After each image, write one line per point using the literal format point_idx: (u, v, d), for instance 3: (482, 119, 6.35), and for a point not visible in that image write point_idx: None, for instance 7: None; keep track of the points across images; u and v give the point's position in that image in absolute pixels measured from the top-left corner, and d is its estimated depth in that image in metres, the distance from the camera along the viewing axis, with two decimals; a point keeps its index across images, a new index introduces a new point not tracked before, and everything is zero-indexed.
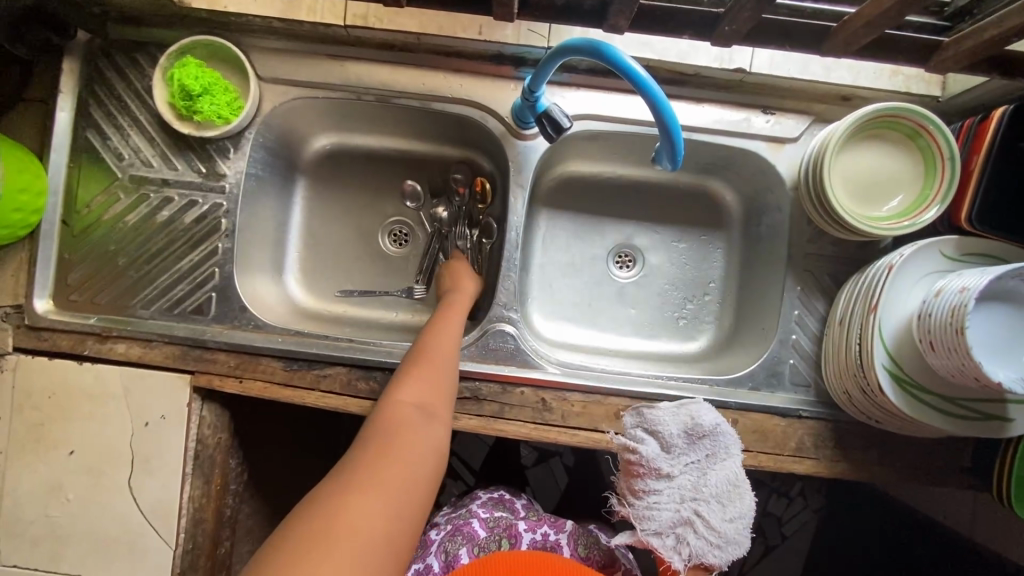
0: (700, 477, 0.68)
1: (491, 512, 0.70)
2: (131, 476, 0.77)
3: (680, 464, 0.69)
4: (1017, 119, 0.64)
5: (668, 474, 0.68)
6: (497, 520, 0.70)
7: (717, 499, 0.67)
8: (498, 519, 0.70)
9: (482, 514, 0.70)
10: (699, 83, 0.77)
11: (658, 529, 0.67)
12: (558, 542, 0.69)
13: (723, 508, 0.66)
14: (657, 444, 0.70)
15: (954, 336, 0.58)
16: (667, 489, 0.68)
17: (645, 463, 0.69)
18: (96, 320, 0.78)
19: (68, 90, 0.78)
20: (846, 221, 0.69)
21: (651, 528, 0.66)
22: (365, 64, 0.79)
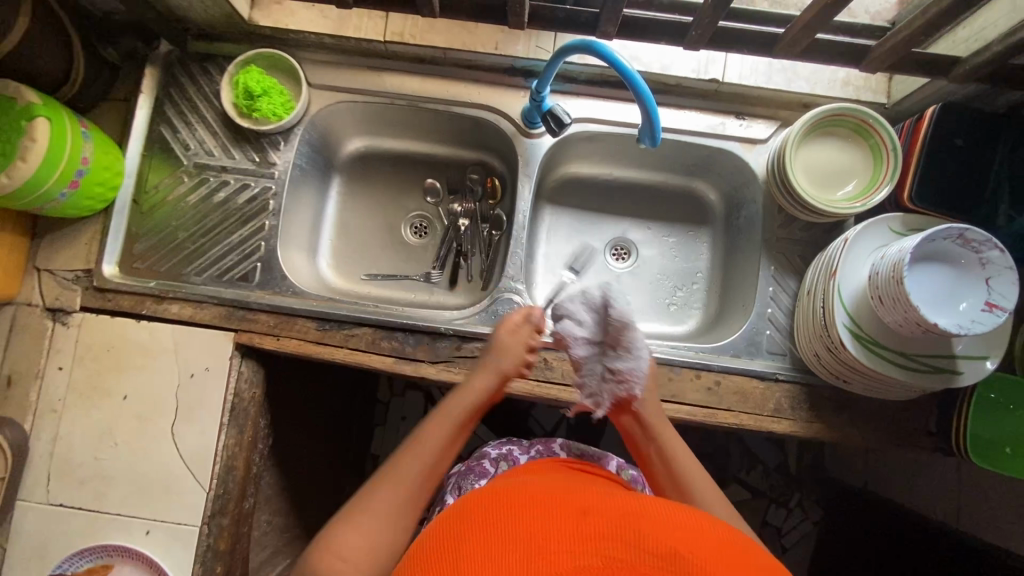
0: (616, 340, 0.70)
1: (497, 450, 0.80)
2: (174, 422, 0.86)
3: (597, 333, 0.71)
4: (947, 116, 0.77)
5: (587, 344, 0.71)
6: (502, 455, 0.80)
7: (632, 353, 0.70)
8: (503, 452, 0.80)
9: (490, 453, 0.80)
10: (681, 92, 0.91)
11: (590, 390, 0.73)
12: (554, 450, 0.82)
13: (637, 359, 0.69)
14: (570, 322, 0.72)
15: (896, 288, 0.68)
16: (590, 357, 0.72)
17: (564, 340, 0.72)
18: (154, 284, 0.89)
19: (147, 91, 0.93)
20: (807, 201, 0.81)
21: (585, 391, 0.73)
22: (399, 75, 0.94)
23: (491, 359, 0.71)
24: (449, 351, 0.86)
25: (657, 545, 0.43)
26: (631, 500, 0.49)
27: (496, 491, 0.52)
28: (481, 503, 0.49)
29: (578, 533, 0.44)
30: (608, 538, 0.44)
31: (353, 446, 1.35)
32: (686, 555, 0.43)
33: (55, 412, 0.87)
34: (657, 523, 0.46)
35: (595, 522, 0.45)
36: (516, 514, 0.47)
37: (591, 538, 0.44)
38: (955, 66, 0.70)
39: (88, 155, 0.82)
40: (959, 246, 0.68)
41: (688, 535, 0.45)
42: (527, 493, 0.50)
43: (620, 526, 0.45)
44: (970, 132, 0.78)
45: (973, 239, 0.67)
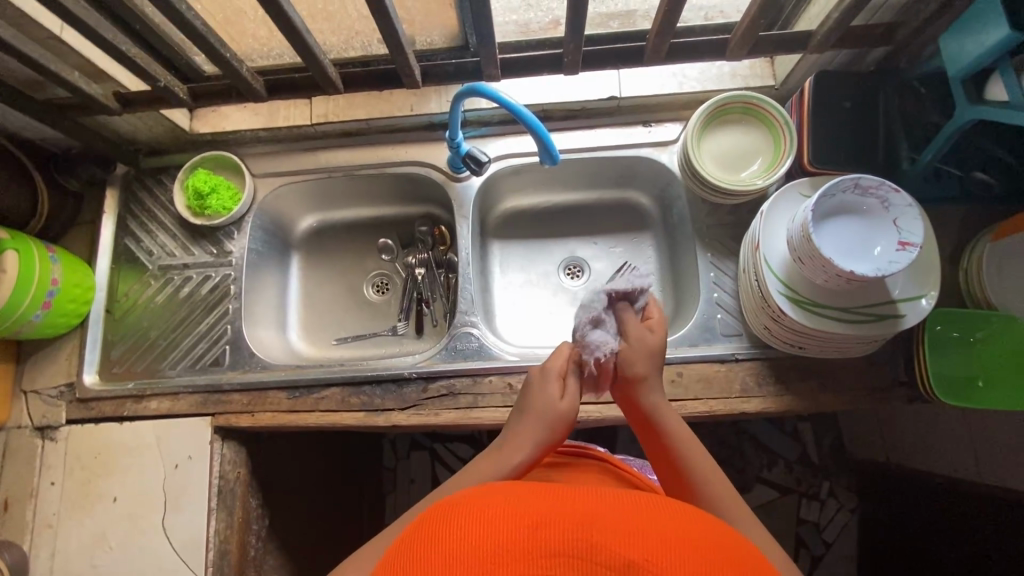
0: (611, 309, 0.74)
1: None
2: (164, 514, 0.87)
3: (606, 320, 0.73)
4: (825, 84, 0.83)
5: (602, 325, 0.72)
6: None
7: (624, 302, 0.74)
8: None
9: None
10: (587, 114, 0.98)
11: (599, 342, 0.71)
12: None
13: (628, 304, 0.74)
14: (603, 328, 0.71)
15: (809, 246, 0.71)
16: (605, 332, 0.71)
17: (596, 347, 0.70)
18: (133, 384, 0.94)
19: (111, 210, 1.02)
20: (717, 184, 0.85)
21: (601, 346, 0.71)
22: (332, 150, 1.03)
23: (536, 420, 0.68)
24: (418, 394, 0.88)
25: (613, 557, 0.37)
26: (591, 500, 0.43)
27: (443, 508, 0.46)
28: (426, 528, 0.43)
29: (529, 553, 0.38)
30: (561, 554, 0.38)
31: (367, 518, 1.32)
32: (646, 564, 0.37)
33: (51, 527, 0.89)
34: (616, 527, 0.40)
35: (549, 537, 0.39)
36: (466, 534, 0.40)
37: (542, 557, 0.38)
38: (810, 39, 0.77)
39: (57, 276, 0.88)
40: (861, 197, 0.72)
41: (650, 535, 0.39)
42: (479, 504, 0.44)
43: (574, 537, 0.38)
44: (852, 92, 0.83)
45: (876, 188, 0.70)
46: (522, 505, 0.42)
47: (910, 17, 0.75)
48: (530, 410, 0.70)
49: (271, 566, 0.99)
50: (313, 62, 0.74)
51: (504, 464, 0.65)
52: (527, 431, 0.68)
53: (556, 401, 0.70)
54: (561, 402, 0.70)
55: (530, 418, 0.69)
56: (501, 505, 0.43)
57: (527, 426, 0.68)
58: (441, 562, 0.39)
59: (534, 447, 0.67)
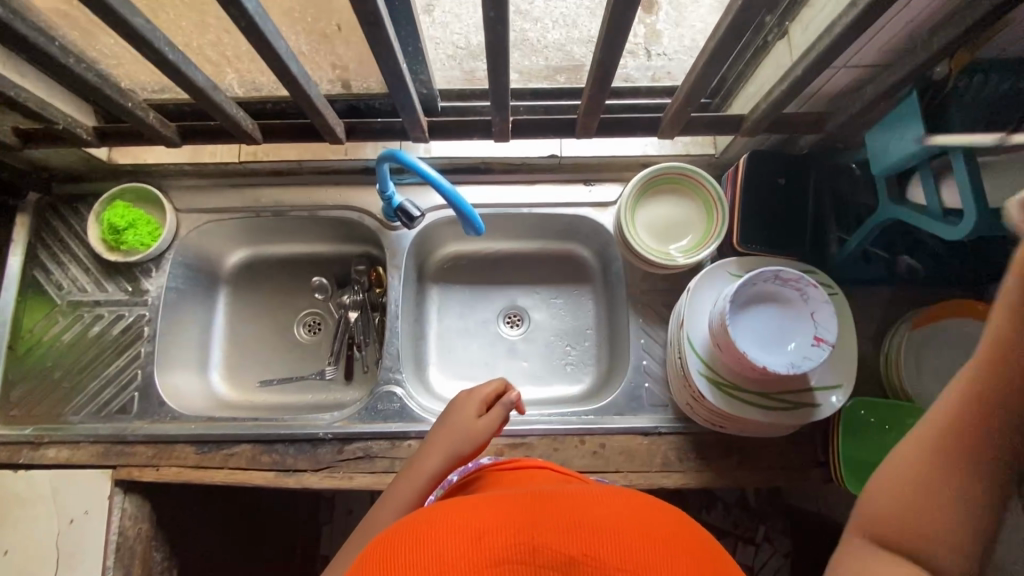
0: None
1: None
2: (56, 572, 0.83)
3: None
4: (758, 161, 0.83)
5: None
6: None
7: None
8: None
9: None
10: (528, 169, 0.96)
11: None
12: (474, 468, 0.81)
13: None
14: None
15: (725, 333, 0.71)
16: None
17: None
18: (31, 430, 0.89)
19: (20, 238, 0.96)
20: (647, 257, 0.84)
21: None
22: (262, 187, 0.98)
23: (442, 434, 0.76)
24: (332, 455, 0.85)
25: (556, 555, 0.39)
26: (530, 502, 0.45)
27: (385, 537, 0.45)
28: (365, 565, 0.42)
29: (476, 566, 0.39)
30: (505, 561, 0.39)
31: None
32: (586, 558, 0.39)
33: None
34: (555, 523, 0.41)
35: (490, 546, 0.40)
36: (411, 562, 0.40)
37: (486, 568, 0.38)
38: (743, 123, 0.77)
39: None
40: (780, 286, 0.72)
41: (585, 527, 0.41)
42: (422, 521, 0.44)
43: (516, 542, 0.40)
44: (788, 168, 0.83)
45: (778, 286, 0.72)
46: (462, 518, 0.43)
47: (838, 108, 0.76)
48: (447, 421, 0.77)
49: None
50: (225, 118, 0.70)
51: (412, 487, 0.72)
52: (439, 442, 0.75)
53: (471, 421, 0.75)
54: (476, 422, 0.75)
55: (444, 431, 0.76)
56: (446, 520, 0.43)
57: (441, 435, 0.75)
58: None
59: (449, 453, 0.74)
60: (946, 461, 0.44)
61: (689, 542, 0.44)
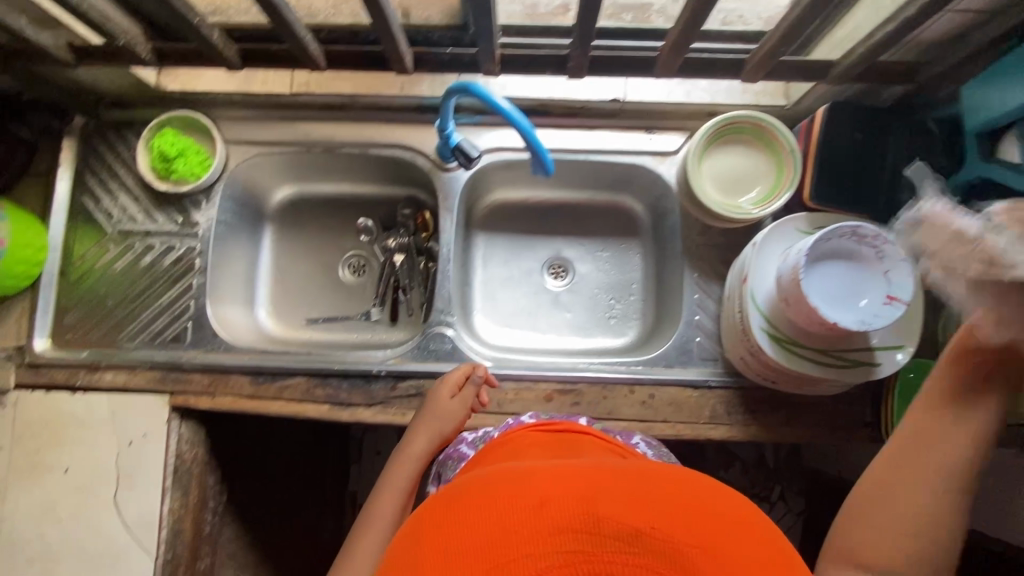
0: None
1: (475, 434, 0.80)
2: (116, 490, 0.86)
3: None
4: (839, 112, 0.78)
5: None
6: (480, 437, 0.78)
7: None
8: (480, 434, 0.80)
9: (466, 437, 0.79)
10: (587, 114, 0.93)
11: None
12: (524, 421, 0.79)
13: None
14: None
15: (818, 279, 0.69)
16: None
17: None
18: (87, 354, 0.90)
19: (67, 163, 0.94)
20: (713, 209, 0.82)
21: None
22: (312, 121, 0.95)
23: (422, 419, 0.79)
24: (385, 392, 0.86)
25: (621, 527, 0.38)
26: (592, 474, 0.44)
27: (450, 493, 0.45)
28: (425, 522, 0.43)
29: (539, 533, 0.38)
30: (569, 529, 0.38)
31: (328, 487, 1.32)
32: (652, 531, 0.38)
33: None
34: (618, 495, 0.41)
35: (555, 513, 0.39)
36: (473, 524, 0.40)
37: (550, 534, 0.38)
38: (832, 69, 0.73)
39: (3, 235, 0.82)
40: (856, 243, 0.70)
41: (649, 502, 0.40)
42: (482, 486, 0.44)
43: (582, 511, 0.39)
44: (863, 123, 0.78)
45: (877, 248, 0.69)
46: (524, 483, 0.43)
47: (936, 57, 0.72)
48: (426, 409, 0.80)
49: (228, 537, 0.99)
50: (293, 40, 0.67)
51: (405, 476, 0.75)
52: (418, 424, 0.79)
53: (449, 402, 0.80)
54: (451, 403, 0.80)
55: (426, 415, 0.80)
56: (507, 485, 0.43)
57: (423, 421, 0.79)
58: (450, 552, 0.39)
59: (437, 434, 0.78)
60: (922, 407, 0.55)
61: (755, 525, 0.43)
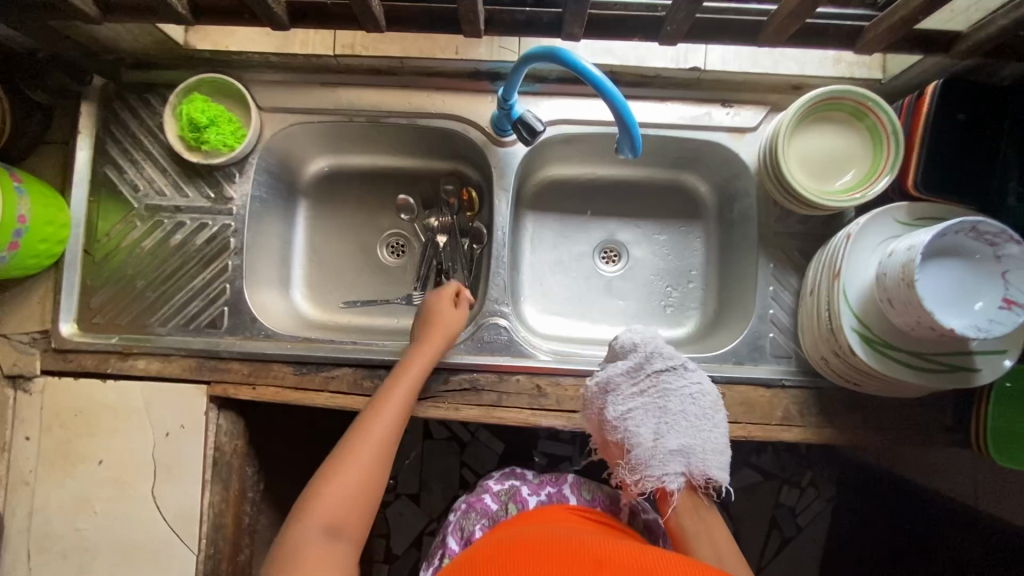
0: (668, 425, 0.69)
1: (502, 485, 0.79)
2: (154, 483, 0.81)
3: (667, 431, 0.68)
4: (953, 90, 0.70)
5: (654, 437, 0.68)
6: (507, 491, 0.78)
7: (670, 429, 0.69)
8: (508, 489, 0.78)
9: (494, 488, 0.78)
10: (660, 84, 0.84)
11: (653, 457, 0.68)
12: (564, 492, 0.77)
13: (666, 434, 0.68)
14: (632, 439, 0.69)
15: (648, 379, 0.71)
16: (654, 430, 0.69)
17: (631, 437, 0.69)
18: (118, 340, 0.84)
19: (86, 130, 0.85)
20: (802, 195, 0.75)
21: (654, 464, 0.67)
22: (354, 87, 0.87)
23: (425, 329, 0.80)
24: (437, 386, 0.81)
25: None
26: (631, 552, 0.50)
27: (502, 547, 0.51)
28: (475, 564, 0.49)
29: None
30: None
31: None
32: None
33: (28, 485, 0.82)
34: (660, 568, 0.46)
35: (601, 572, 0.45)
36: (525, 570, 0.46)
37: None
38: (958, 42, 0.65)
39: (25, 213, 0.75)
40: (972, 240, 0.63)
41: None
42: (532, 547, 0.50)
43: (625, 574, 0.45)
44: (973, 103, 0.71)
45: (655, 352, 0.72)
46: (570, 549, 0.49)
47: None
48: (432, 323, 0.80)
49: (265, 525, 0.95)
50: None
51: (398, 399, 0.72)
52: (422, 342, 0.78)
53: (451, 313, 0.82)
54: (453, 316, 0.81)
55: (426, 329, 0.80)
56: (556, 549, 0.50)
57: (430, 335, 0.79)
58: None
59: (444, 348, 0.79)
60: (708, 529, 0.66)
61: None
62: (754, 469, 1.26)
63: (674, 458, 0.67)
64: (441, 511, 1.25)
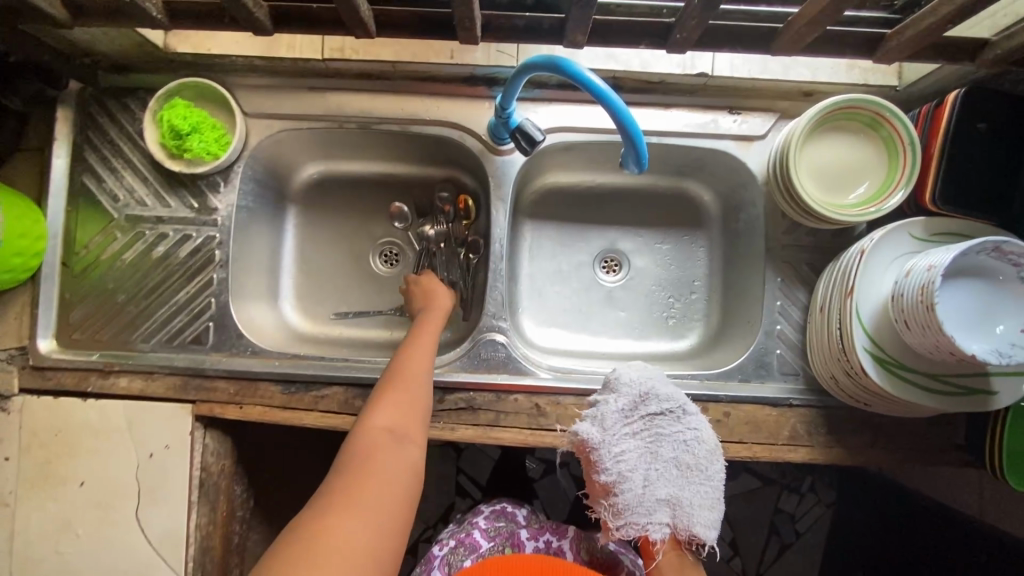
0: (659, 471, 0.68)
1: (492, 523, 0.77)
2: (138, 507, 0.78)
3: (657, 476, 0.68)
4: (975, 99, 0.67)
5: (644, 482, 0.68)
6: (498, 530, 0.76)
7: (662, 476, 0.68)
8: (501, 531, 0.76)
9: (483, 525, 0.76)
10: (665, 90, 0.81)
11: (642, 503, 0.67)
12: (561, 546, 0.76)
13: (656, 481, 0.68)
14: (622, 481, 0.68)
15: (642, 421, 0.71)
16: (645, 475, 0.68)
17: (619, 479, 0.68)
18: (98, 357, 0.81)
19: (63, 138, 0.82)
20: (814, 209, 0.71)
21: (641, 510, 0.67)
22: (344, 92, 0.83)
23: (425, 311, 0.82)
24: (432, 405, 0.78)
25: None
26: None
27: None
28: None
29: None
30: None
31: None
32: None
33: (7, 508, 0.78)
34: None
35: None
36: None
37: None
38: (984, 50, 0.61)
39: None
40: (994, 259, 0.60)
41: None
42: None
43: None
44: (994, 114, 0.68)
45: (651, 394, 0.71)
46: None
47: None
48: (429, 304, 0.83)
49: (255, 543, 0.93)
50: None
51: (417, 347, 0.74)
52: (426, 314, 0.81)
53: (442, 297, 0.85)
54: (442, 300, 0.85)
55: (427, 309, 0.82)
56: None
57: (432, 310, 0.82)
58: None
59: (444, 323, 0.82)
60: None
61: None
62: (754, 476, 1.25)
63: (661, 505, 0.67)
64: (436, 518, 1.23)
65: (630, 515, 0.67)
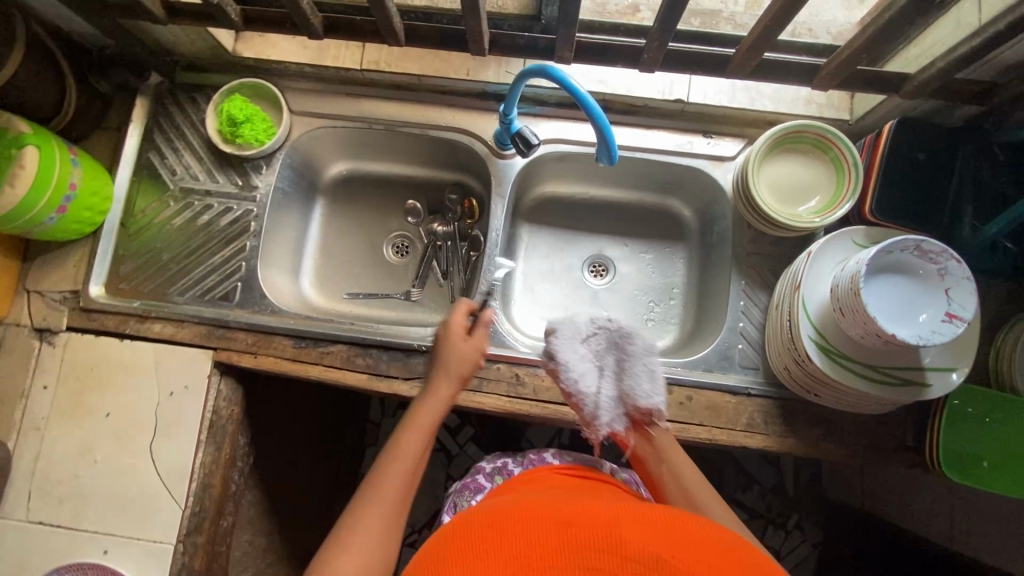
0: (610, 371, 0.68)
1: (492, 465, 0.83)
2: (153, 439, 0.87)
3: (608, 377, 0.67)
4: (907, 130, 0.79)
5: (598, 386, 0.67)
6: (496, 467, 0.82)
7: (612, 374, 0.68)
8: (498, 466, 0.82)
9: (486, 468, 0.82)
10: (647, 113, 0.94)
11: (602, 404, 0.66)
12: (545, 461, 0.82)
13: (608, 379, 0.67)
14: (580, 395, 0.67)
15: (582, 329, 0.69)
16: (598, 379, 0.67)
17: (579, 392, 0.66)
18: (138, 304, 0.92)
19: (138, 120, 0.97)
20: (771, 215, 0.82)
21: (605, 411, 0.66)
22: (376, 99, 0.98)
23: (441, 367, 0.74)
24: (423, 367, 0.87)
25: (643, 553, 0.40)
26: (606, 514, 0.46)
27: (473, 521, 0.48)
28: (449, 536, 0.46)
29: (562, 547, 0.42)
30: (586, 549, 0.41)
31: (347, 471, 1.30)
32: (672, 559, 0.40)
33: (38, 430, 0.88)
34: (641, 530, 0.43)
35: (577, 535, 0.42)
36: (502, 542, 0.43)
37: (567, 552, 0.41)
38: (906, 83, 0.73)
39: (76, 181, 0.85)
40: (917, 257, 0.69)
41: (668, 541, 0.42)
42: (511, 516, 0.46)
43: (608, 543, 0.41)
44: (927, 143, 0.79)
45: None
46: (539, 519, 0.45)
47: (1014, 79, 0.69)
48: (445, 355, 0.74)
49: (249, 502, 0.99)
50: (380, 10, 0.69)
51: (438, 402, 0.70)
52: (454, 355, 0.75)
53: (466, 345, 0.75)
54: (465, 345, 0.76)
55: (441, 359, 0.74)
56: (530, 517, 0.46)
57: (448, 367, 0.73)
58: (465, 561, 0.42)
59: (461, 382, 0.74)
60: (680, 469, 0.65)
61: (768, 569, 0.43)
62: (738, 506, 1.27)
63: (619, 399, 0.67)
64: (423, 523, 1.28)
65: (596, 416, 0.66)
